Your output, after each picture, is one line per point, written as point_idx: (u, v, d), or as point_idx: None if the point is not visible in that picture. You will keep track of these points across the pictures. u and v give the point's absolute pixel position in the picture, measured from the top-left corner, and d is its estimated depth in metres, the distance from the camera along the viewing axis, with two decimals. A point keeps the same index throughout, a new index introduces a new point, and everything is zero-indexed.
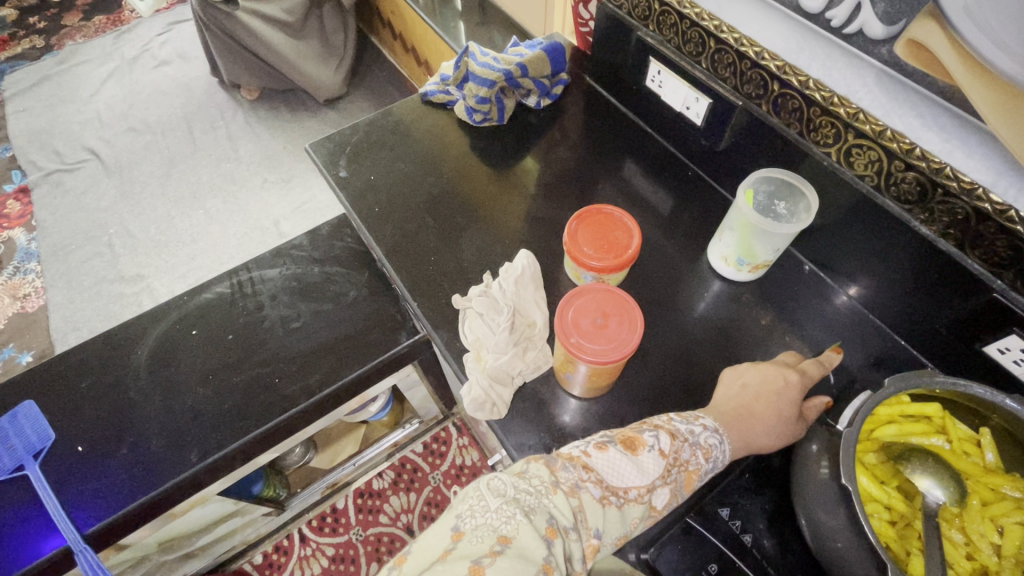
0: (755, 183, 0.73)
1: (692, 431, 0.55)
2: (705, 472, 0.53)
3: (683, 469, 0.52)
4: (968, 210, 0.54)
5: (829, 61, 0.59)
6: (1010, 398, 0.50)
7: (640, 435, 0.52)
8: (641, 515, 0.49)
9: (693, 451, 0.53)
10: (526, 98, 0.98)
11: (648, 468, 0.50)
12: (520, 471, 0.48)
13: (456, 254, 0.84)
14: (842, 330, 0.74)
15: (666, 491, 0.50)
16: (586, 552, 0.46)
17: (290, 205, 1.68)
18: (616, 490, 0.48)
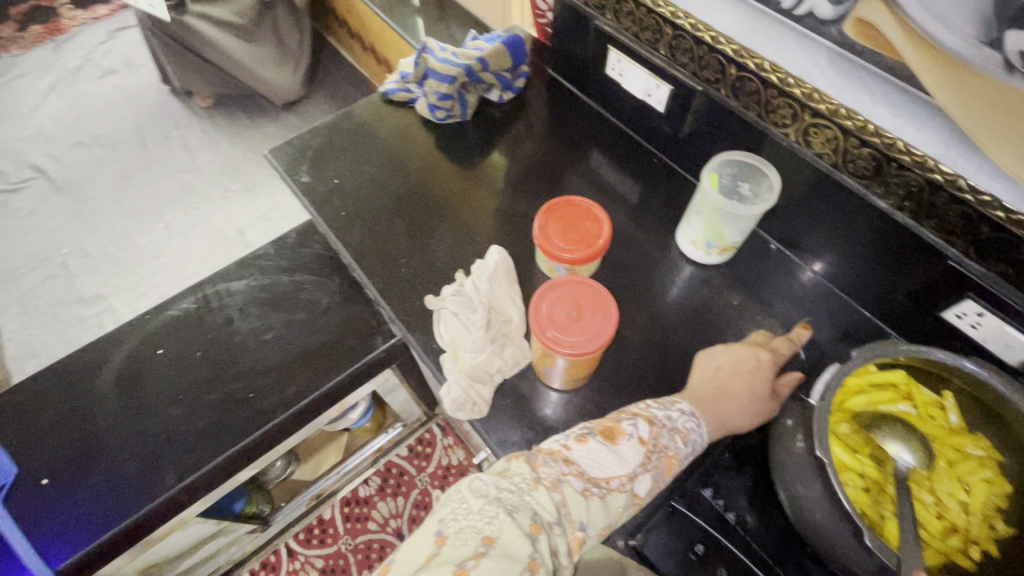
0: (720, 166, 0.74)
1: (669, 415, 0.55)
2: (686, 456, 0.54)
3: (663, 454, 0.52)
4: (921, 182, 0.56)
5: (781, 42, 0.60)
6: (971, 360, 0.51)
7: (619, 424, 0.52)
8: (624, 504, 0.50)
9: (672, 436, 0.53)
10: (488, 93, 0.97)
11: (628, 456, 0.50)
12: (502, 470, 0.48)
13: (427, 255, 0.83)
14: (809, 305, 0.76)
15: (647, 478, 0.51)
16: (573, 544, 0.46)
17: (254, 214, 1.64)
18: (597, 481, 0.49)
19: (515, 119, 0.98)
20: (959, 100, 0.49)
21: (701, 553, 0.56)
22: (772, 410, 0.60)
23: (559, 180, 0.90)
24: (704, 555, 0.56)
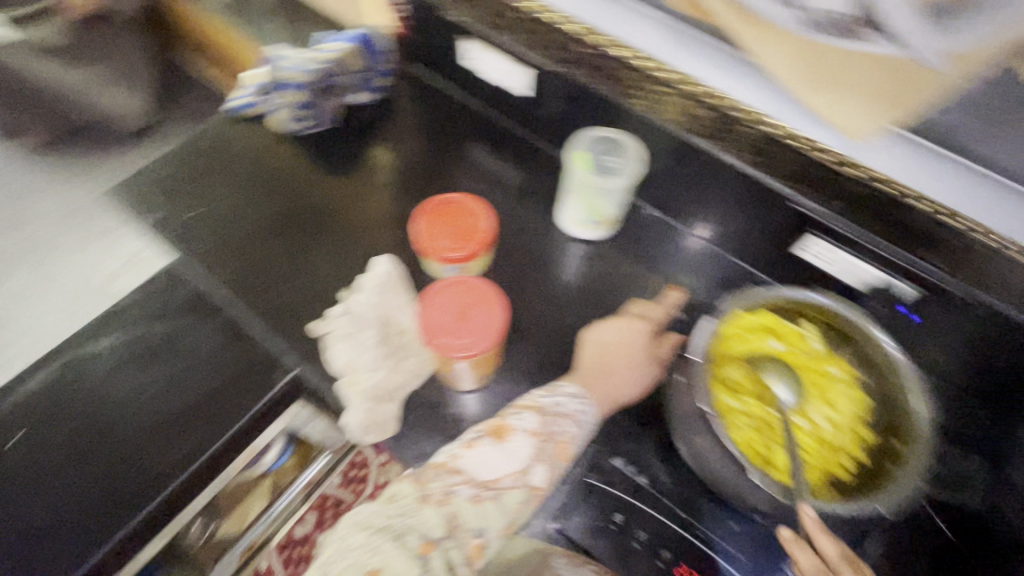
0: (590, 145, 0.75)
1: (557, 402, 0.59)
2: (579, 438, 0.57)
3: (555, 441, 0.55)
4: (760, 137, 0.62)
5: (617, 19, 0.65)
6: (814, 291, 0.57)
7: (508, 422, 0.56)
8: (522, 498, 0.53)
9: (560, 421, 0.57)
10: (350, 96, 0.92)
11: (517, 451, 0.54)
12: (394, 494, 0.53)
13: (311, 279, 0.79)
14: (690, 263, 0.80)
15: (542, 468, 0.54)
16: (472, 551, 0.50)
17: (79, 255, 1.01)
18: (489, 483, 0.52)
19: (386, 122, 0.95)
20: (772, 57, 0.54)
21: (621, 521, 0.58)
22: (654, 380, 0.64)
23: (440, 184, 0.90)
24: (624, 522, 0.58)
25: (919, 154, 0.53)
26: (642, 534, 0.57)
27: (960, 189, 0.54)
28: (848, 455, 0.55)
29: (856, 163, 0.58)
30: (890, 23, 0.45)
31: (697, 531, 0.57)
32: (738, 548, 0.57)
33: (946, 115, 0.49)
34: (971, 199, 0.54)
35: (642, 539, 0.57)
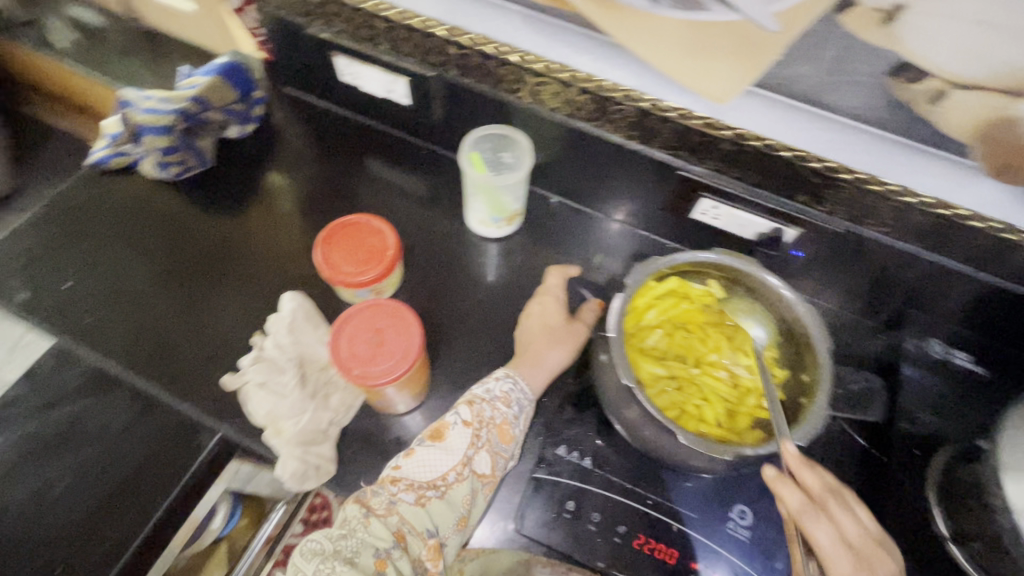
0: (476, 143, 0.76)
1: (487, 388, 0.60)
2: (516, 416, 0.59)
3: (491, 426, 0.57)
4: (635, 111, 0.64)
5: (481, 17, 0.64)
6: (707, 251, 0.60)
7: (444, 420, 0.57)
8: (468, 490, 0.55)
9: (494, 406, 0.58)
10: (224, 131, 0.87)
11: (456, 446, 0.56)
12: (341, 515, 0.53)
13: (217, 331, 0.74)
14: (600, 242, 0.82)
15: (484, 455, 0.56)
16: (428, 551, 0.52)
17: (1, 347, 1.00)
18: (433, 483, 0.54)
19: (273, 151, 0.90)
20: (628, 37, 0.56)
21: (574, 508, 0.59)
22: (577, 349, 0.65)
23: (338, 204, 0.86)
24: (577, 508, 0.59)
25: (779, 108, 0.57)
26: (596, 515, 0.59)
27: (818, 135, 0.57)
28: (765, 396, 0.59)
29: (725, 123, 0.61)
30: None
31: (646, 499, 0.60)
32: (687, 507, 0.59)
33: (791, 71, 0.52)
34: (828, 144, 0.57)
35: (597, 519, 0.59)
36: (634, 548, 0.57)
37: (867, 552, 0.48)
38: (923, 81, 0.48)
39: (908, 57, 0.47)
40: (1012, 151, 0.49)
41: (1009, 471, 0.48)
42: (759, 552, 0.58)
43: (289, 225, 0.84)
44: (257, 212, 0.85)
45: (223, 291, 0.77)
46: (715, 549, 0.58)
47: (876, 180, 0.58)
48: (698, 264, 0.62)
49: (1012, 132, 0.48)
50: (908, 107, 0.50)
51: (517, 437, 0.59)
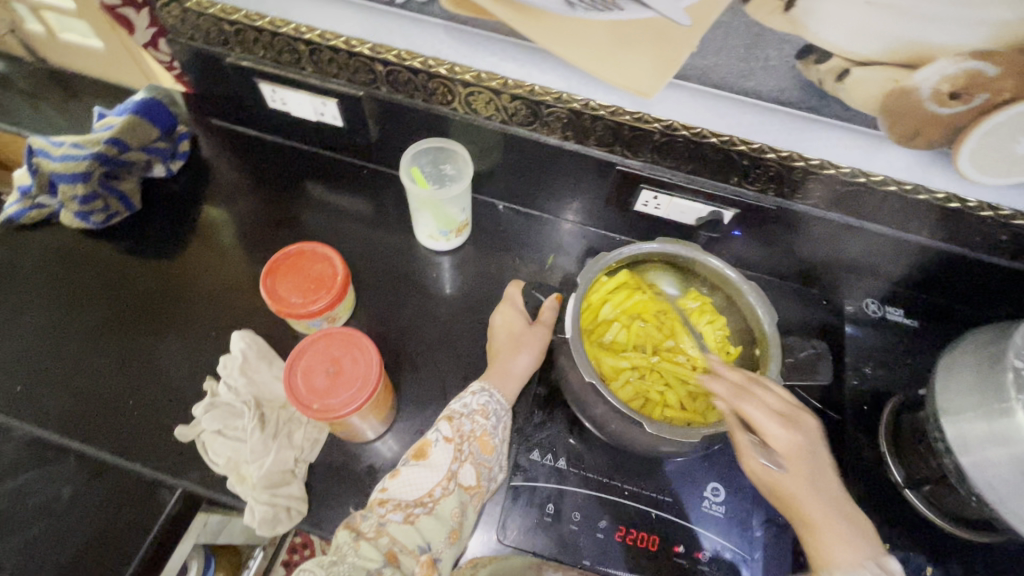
0: (415, 158, 0.76)
1: (465, 402, 0.59)
2: (495, 427, 0.59)
3: (472, 439, 0.56)
4: (567, 112, 0.65)
5: (404, 31, 0.63)
6: (648, 242, 0.62)
7: (426, 438, 0.56)
8: (457, 502, 0.54)
9: (473, 419, 0.58)
10: (150, 171, 0.83)
11: (440, 462, 0.54)
12: (333, 542, 0.51)
13: (165, 381, 0.71)
14: (551, 242, 0.83)
15: (468, 468, 0.55)
16: (423, 569, 0.50)
17: None
18: (421, 500, 0.53)
19: (205, 187, 0.86)
20: (550, 41, 0.57)
21: (554, 510, 0.59)
22: (544, 349, 0.65)
23: (280, 233, 0.83)
24: (557, 510, 0.59)
25: (700, 96, 0.58)
26: (577, 514, 0.59)
27: (741, 119, 0.59)
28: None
29: (653, 116, 0.62)
30: None
31: (623, 491, 0.61)
32: (662, 492, 0.61)
33: (707, 62, 0.55)
34: (752, 127, 0.60)
35: (578, 519, 0.59)
36: (618, 541, 0.58)
37: (791, 415, 0.51)
38: (826, 62, 0.51)
39: (810, 40, 0.50)
40: (912, 119, 0.53)
41: (947, 415, 0.51)
42: (736, 524, 0.60)
43: (230, 262, 0.80)
44: (195, 252, 0.81)
45: (166, 338, 0.74)
46: (695, 529, 0.59)
47: (797, 154, 0.61)
48: (643, 255, 0.64)
49: (911, 101, 0.51)
50: (816, 86, 0.53)
51: (501, 446, 0.59)
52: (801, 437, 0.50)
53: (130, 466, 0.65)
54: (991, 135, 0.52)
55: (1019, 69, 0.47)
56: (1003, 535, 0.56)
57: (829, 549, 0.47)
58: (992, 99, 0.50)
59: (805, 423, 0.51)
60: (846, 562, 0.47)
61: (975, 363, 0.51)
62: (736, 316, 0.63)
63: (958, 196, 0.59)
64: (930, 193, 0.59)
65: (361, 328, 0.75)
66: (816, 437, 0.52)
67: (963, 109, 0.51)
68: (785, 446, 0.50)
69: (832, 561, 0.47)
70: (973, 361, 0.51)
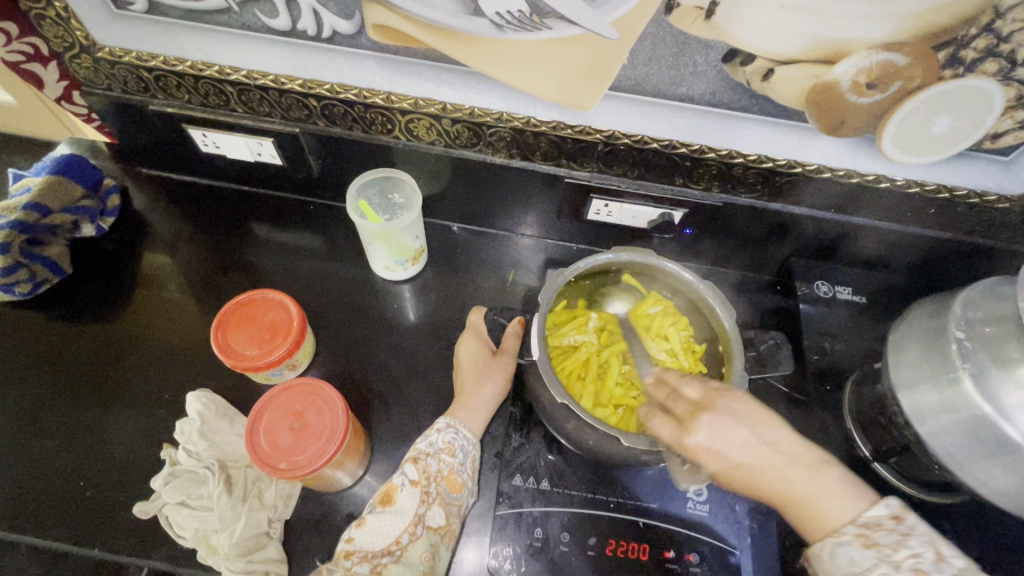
0: (362, 190, 0.74)
1: (430, 441, 0.59)
2: (462, 464, 0.59)
3: (439, 479, 0.56)
4: (509, 130, 0.65)
5: (334, 64, 0.61)
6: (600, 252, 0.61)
7: (392, 482, 0.56)
8: (427, 546, 0.54)
9: (438, 458, 0.58)
10: (78, 231, 0.79)
11: (406, 507, 0.54)
12: None
13: (118, 455, 0.66)
14: (509, 258, 0.82)
15: (436, 509, 0.55)
16: None
17: None
18: (387, 549, 0.52)
19: (142, 241, 0.82)
20: (483, 64, 0.57)
21: (542, 534, 0.59)
22: (509, 380, 0.64)
23: (228, 280, 0.79)
24: (545, 533, 0.59)
25: (638, 105, 0.59)
26: (565, 534, 0.59)
27: (678, 123, 0.61)
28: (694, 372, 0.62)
29: (594, 128, 0.63)
30: (562, 11, 0.51)
31: (609, 503, 0.61)
32: (647, 499, 0.61)
33: (639, 72, 0.56)
34: (689, 130, 0.61)
35: (567, 539, 0.59)
36: (609, 555, 0.58)
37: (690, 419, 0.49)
38: (751, 63, 0.53)
39: (734, 44, 0.52)
40: (836, 110, 0.55)
41: (902, 389, 0.53)
42: (721, 520, 0.61)
43: (176, 317, 0.76)
44: (137, 311, 0.76)
45: (114, 409, 0.69)
46: (682, 531, 0.60)
47: (735, 152, 0.62)
48: (596, 267, 0.64)
49: (834, 94, 0.54)
50: (744, 87, 0.55)
51: (469, 483, 0.59)
52: (711, 440, 0.48)
53: (88, 553, 0.61)
54: (908, 119, 0.55)
55: (925, 57, 0.50)
56: (964, 493, 0.59)
57: (818, 514, 0.47)
58: (906, 85, 0.52)
59: (711, 420, 0.48)
60: (831, 521, 0.46)
61: (921, 336, 0.53)
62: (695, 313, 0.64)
63: (887, 177, 0.62)
64: (862, 175, 0.62)
65: (325, 370, 0.72)
66: (731, 421, 0.49)
67: (881, 96, 0.54)
68: (704, 453, 0.48)
69: (822, 527, 0.46)
70: (919, 335, 0.54)
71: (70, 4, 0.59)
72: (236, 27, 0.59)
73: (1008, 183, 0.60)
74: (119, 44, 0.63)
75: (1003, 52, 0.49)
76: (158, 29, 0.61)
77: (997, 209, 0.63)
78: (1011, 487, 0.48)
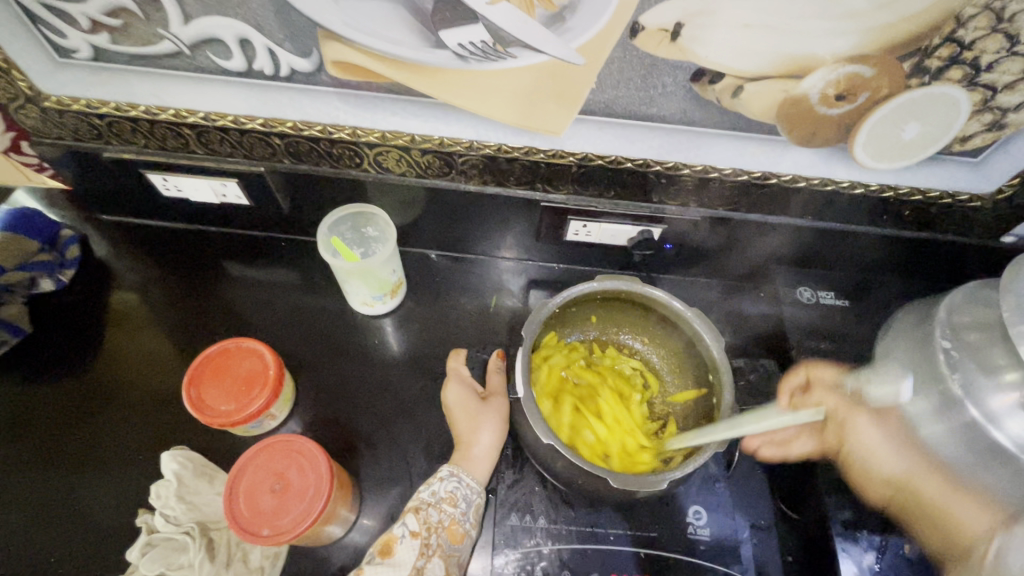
0: (334, 226, 0.72)
1: (433, 490, 0.57)
2: (465, 513, 0.57)
3: (439, 529, 0.55)
4: (481, 158, 0.64)
5: (295, 103, 0.59)
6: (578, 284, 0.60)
7: (392, 533, 0.54)
8: None
9: (440, 508, 0.56)
10: (35, 287, 0.75)
11: (406, 561, 0.52)
12: None
13: (92, 524, 0.63)
14: (490, 283, 0.81)
15: (435, 561, 0.53)
16: None
17: None
18: None
19: (106, 290, 0.78)
20: (449, 95, 0.56)
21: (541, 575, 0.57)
22: (504, 421, 0.63)
23: (200, 325, 0.76)
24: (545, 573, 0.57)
25: (609, 127, 0.58)
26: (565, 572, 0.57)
27: (650, 143, 0.60)
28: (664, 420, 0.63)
29: (567, 151, 0.62)
30: (524, 39, 0.50)
31: (608, 536, 0.59)
32: (647, 527, 0.60)
33: (608, 95, 0.55)
34: (662, 148, 0.60)
35: None
36: None
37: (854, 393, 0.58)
38: (719, 81, 0.52)
39: (700, 63, 0.51)
40: (807, 122, 0.55)
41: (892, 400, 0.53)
42: (722, 544, 0.60)
43: (146, 369, 0.73)
44: (104, 365, 0.73)
45: (84, 473, 0.66)
46: (685, 558, 0.59)
47: (710, 167, 0.62)
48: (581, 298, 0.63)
49: (803, 108, 0.54)
50: (715, 104, 0.54)
51: (471, 535, 0.57)
52: (865, 433, 0.55)
53: None
54: (878, 127, 0.55)
55: (890, 67, 0.50)
56: None
57: (959, 520, 0.50)
58: (873, 96, 0.52)
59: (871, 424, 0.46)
60: (976, 529, 0.49)
61: (907, 344, 0.53)
62: (682, 359, 0.64)
63: (862, 183, 0.62)
64: (837, 183, 0.62)
65: (307, 415, 0.70)
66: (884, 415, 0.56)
67: (850, 107, 0.53)
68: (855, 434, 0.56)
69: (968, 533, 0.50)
70: (905, 345, 0.53)
71: (10, 54, 0.56)
72: (190, 70, 0.57)
73: (979, 183, 0.61)
74: (66, 93, 0.60)
75: (966, 60, 0.49)
76: (106, 76, 0.58)
77: (970, 206, 0.63)
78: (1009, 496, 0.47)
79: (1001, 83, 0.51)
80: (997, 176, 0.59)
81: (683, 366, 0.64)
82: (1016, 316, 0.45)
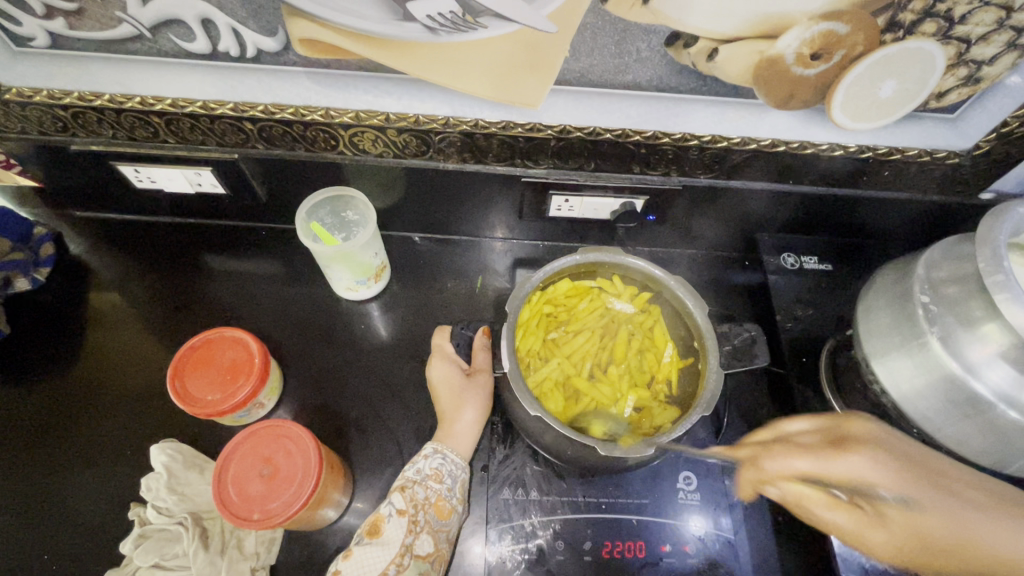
0: (313, 211, 0.71)
1: (417, 468, 0.58)
2: (451, 489, 0.58)
3: (427, 506, 0.55)
4: (458, 135, 0.63)
5: (264, 84, 0.58)
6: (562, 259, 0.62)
7: (378, 512, 0.54)
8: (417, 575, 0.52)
9: (426, 485, 0.56)
10: (10, 288, 0.73)
11: (394, 539, 0.52)
12: None
13: (86, 521, 0.63)
14: (475, 265, 0.80)
15: (424, 537, 0.54)
16: None
17: None
18: None
19: (85, 289, 0.77)
20: (420, 69, 0.55)
21: (535, 546, 0.58)
22: (489, 398, 0.63)
23: (183, 318, 0.75)
24: (540, 545, 0.58)
25: (585, 98, 0.57)
26: (559, 541, 0.58)
27: (628, 112, 0.59)
28: (662, 387, 0.62)
29: (545, 124, 0.61)
30: (493, 8, 0.49)
31: (600, 505, 0.60)
32: (637, 495, 0.61)
33: (582, 63, 0.54)
34: (640, 117, 0.60)
35: (562, 547, 0.58)
36: (605, 557, 0.57)
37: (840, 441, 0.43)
38: (694, 45, 0.52)
39: (675, 27, 0.50)
40: (783, 83, 0.55)
41: (875, 358, 0.53)
42: (711, 506, 0.61)
43: (130, 365, 0.72)
44: (87, 362, 0.72)
45: (75, 471, 0.65)
46: (676, 523, 0.59)
47: (689, 135, 0.61)
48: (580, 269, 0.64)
49: (780, 69, 0.53)
50: (690, 69, 0.54)
51: (459, 510, 0.58)
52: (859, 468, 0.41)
53: None
54: (855, 86, 0.55)
55: (865, 24, 0.50)
56: None
57: None
58: (849, 54, 0.52)
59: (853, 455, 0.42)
60: None
61: (888, 301, 0.54)
62: (674, 325, 0.64)
63: (841, 145, 0.62)
64: (816, 146, 0.62)
65: (296, 403, 0.70)
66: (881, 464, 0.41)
67: (826, 67, 0.53)
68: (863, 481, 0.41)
69: None
70: (887, 302, 0.54)
71: None
72: (152, 55, 0.55)
73: (958, 140, 0.60)
74: (27, 84, 0.59)
75: (939, 12, 0.49)
76: (65, 64, 0.56)
77: (948, 164, 0.63)
78: (988, 445, 0.48)
79: (976, 36, 0.50)
80: (974, 131, 0.59)
81: (676, 337, 0.64)
82: (993, 267, 0.46)
